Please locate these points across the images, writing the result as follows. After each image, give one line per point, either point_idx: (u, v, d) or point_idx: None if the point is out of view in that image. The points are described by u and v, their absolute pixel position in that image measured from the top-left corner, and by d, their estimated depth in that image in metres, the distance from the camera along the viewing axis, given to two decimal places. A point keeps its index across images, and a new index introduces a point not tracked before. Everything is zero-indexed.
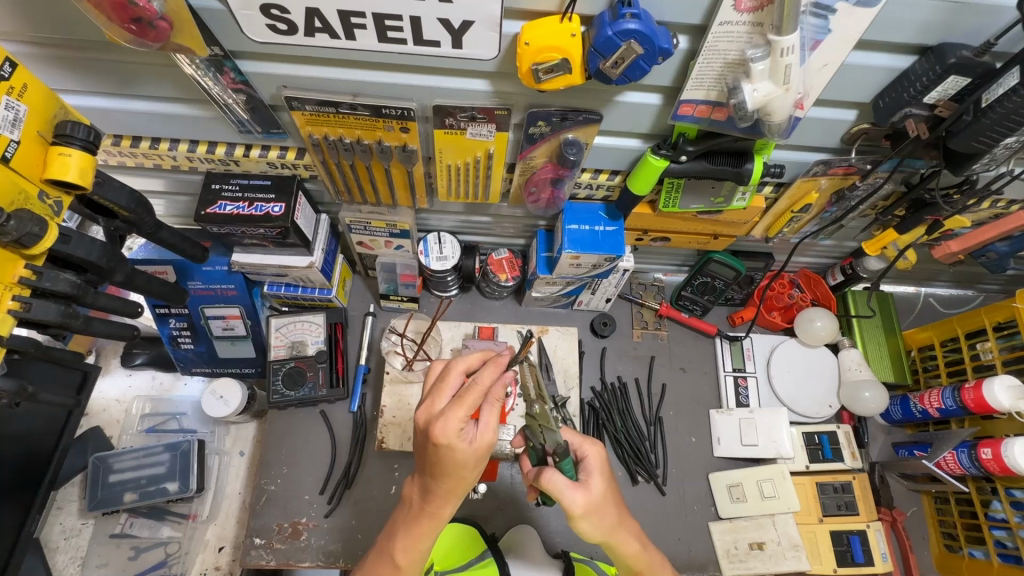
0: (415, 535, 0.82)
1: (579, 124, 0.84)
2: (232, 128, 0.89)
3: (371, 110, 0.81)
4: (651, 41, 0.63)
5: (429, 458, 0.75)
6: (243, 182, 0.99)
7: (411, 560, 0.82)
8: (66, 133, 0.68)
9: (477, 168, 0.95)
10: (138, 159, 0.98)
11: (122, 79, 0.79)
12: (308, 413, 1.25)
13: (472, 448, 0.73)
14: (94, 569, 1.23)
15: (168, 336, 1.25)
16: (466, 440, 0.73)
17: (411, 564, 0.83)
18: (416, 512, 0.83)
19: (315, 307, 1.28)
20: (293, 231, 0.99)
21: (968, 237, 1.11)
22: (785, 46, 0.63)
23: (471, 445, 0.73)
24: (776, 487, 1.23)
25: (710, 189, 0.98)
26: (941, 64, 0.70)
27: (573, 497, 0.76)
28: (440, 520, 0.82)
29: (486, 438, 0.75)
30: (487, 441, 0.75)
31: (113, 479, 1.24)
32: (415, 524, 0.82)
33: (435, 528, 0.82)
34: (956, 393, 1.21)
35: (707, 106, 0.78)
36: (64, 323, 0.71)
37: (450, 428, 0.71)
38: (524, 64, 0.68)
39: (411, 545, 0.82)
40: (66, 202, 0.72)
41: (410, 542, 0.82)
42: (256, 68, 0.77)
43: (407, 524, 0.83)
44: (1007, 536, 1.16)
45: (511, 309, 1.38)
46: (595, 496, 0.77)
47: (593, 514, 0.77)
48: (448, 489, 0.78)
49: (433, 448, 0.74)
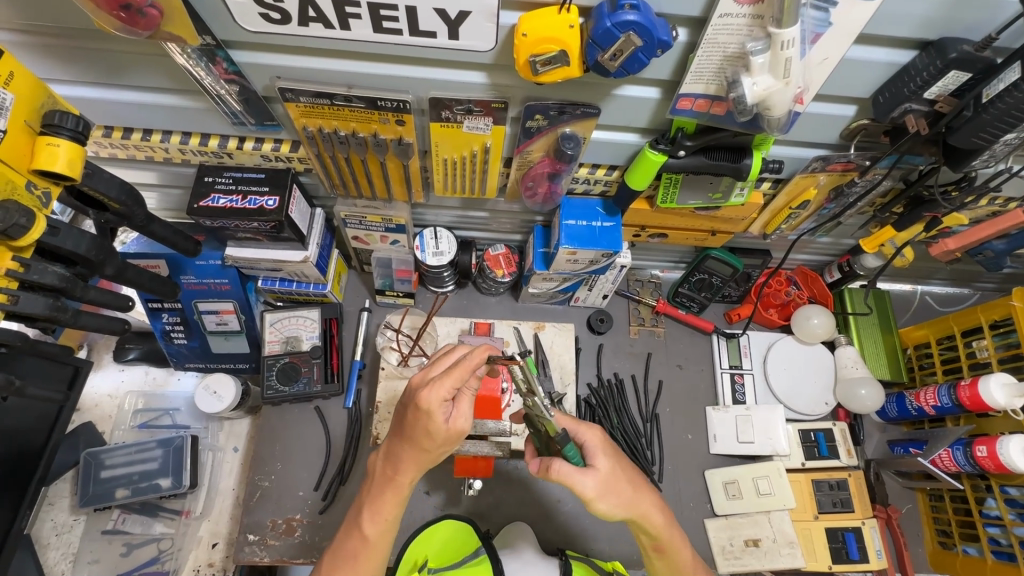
0: (382, 506, 0.84)
1: (576, 117, 0.83)
2: (225, 120, 0.88)
3: (366, 102, 0.80)
4: (650, 32, 0.63)
5: (407, 425, 0.78)
6: (237, 174, 0.98)
7: (379, 532, 0.84)
8: (54, 123, 0.66)
9: (474, 162, 0.94)
10: (130, 151, 0.97)
11: (113, 68, 0.78)
12: (303, 408, 1.24)
13: (447, 427, 0.77)
14: (86, 565, 1.22)
15: (160, 331, 1.23)
16: (443, 416, 0.76)
17: (378, 536, 0.84)
18: (383, 482, 0.84)
19: (310, 302, 1.27)
20: (288, 225, 0.98)
21: (965, 235, 1.10)
22: (785, 38, 0.63)
23: (447, 423, 0.77)
24: (772, 484, 1.22)
25: (708, 185, 0.98)
26: (942, 59, 0.69)
27: (586, 484, 0.78)
28: (404, 494, 0.84)
29: (459, 422, 0.78)
30: (461, 425, 0.78)
31: (105, 475, 1.23)
32: (382, 497, 0.84)
33: (399, 501, 0.84)
34: (952, 391, 1.21)
35: (706, 100, 0.77)
36: (53, 317, 0.70)
37: (433, 397, 0.75)
38: (521, 56, 0.67)
39: (377, 517, 0.84)
40: (55, 193, 0.71)
41: (376, 514, 0.84)
42: (249, 59, 0.76)
43: (376, 499, 0.84)
44: (1001, 533, 1.16)
45: (508, 305, 1.37)
46: (604, 476, 0.80)
47: (607, 494, 0.80)
48: (413, 460, 0.81)
49: (412, 416, 0.77)
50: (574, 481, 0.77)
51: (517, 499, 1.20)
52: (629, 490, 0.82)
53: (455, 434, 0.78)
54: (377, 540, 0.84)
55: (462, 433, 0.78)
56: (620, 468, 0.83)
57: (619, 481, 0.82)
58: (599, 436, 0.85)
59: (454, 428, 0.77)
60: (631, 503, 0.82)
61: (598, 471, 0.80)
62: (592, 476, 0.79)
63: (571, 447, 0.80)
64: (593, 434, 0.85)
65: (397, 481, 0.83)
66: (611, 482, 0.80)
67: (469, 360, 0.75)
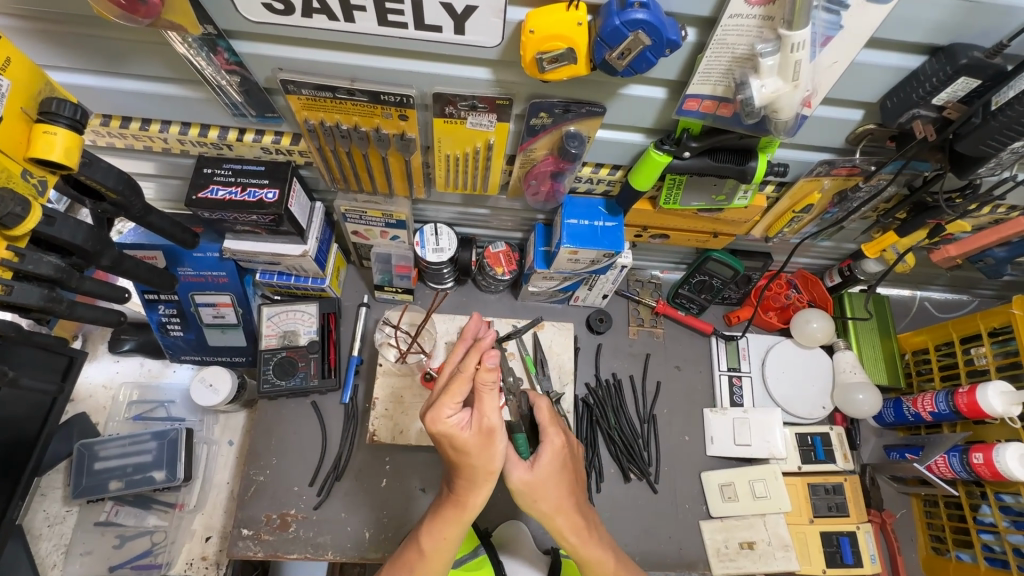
0: (442, 521, 0.81)
1: (581, 116, 0.82)
2: (225, 111, 0.87)
3: (369, 96, 0.79)
4: (659, 32, 0.62)
5: (440, 447, 0.79)
6: (236, 166, 0.97)
7: (434, 549, 0.81)
8: (51, 110, 0.65)
9: (477, 159, 0.93)
10: (128, 140, 0.95)
11: (111, 56, 0.77)
12: (299, 403, 1.23)
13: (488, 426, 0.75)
14: (77, 557, 1.21)
15: (157, 323, 1.22)
16: (464, 426, 0.74)
17: (436, 553, 0.81)
18: (445, 500, 0.83)
19: (308, 296, 1.26)
20: (287, 218, 0.97)
21: (967, 241, 1.12)
22: (795, 41, 0.62)
23: (473, 430, 0.74)
24: (767, 487, 1.24)
25: (712, 187, 0.97)
26: (953, 65, 0.68)
27: (517, 473, 0.81)
28: (466, 510, 0.80)
29: (485, 421, 0.75)
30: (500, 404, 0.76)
31: (99, 467, 1.22)
32: (447, 520, 0.81)
33: (460, 520, 0.80)
34: (950, 397, 1.21)
35: (713, 102, 0.76)
36: (47, 308, 0.69)
37: (491, 405, 0.75)
38: (527, 53, 0.66)
39: (437, 534, 0.81)
40: (51, 181, 0.70)
41: (435, 528, 0.81)
42: (252, 50, 0.75)
43: (439, 518, 0.82)
44: (994, 540, 1.16)
45: (506, 303, 1.36)
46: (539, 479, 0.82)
47: (536, 495, 0.82)
48: (484, 470, 0.77)
49: (471, 439, 0.74)
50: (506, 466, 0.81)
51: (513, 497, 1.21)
52: (559, 498, 0.83)
53: (490, 437, 0.75)
54: (439, 556, 0.81)
55: (502, 432, 0.75)
56: (562, 483, 0.83)
57: (552, 488, 0.82)
58: (558, 445, 0.84)
59: (485, 429, 0.74)
60: (557, 511, 0.83)
61: (533, 468, 0.82)
62: (524, 469, 0.81)
63: (521, 437, 0.83)
64: (556, 441, 0.84)
65: (453, 497, 0.81)
66: (541, 487, 0.81)
67: (460, 367, 0.75)
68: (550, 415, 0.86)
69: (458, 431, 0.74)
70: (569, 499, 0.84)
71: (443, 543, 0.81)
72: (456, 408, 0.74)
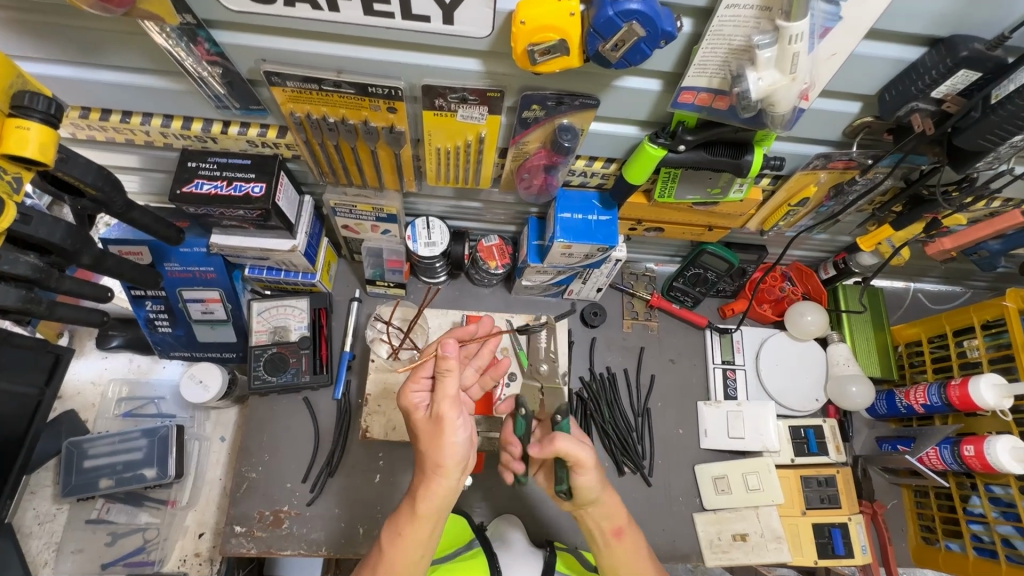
0: (397, 520, 0.78)
1: (575, 109, 0.80)
2: (208, 103, 0.84)
3: (357, 88, 0.77)
4: (653, 23, 0.60)
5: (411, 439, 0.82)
6: (221, 160, 0.94)
7: (391, 549, 0.76)
8: (24, 104, 0.63)
9: (468, 152, 0.91)
10: (109, 133, 0.93)
11: (86, 47, 0.74)
12: (290, 399, 1.22)
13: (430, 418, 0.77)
14: (69, 555, 1.20)
15: (144, 319, 1.20)
16: (421, 408, 0.80)
17: (394, 556, 0.76)
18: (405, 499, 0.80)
19: (298, 291, 1.25)
20: (275, 213, 0.95)
21: (963, 234, 1.09)
22: (793, 32, 0.61)
23: (426, 415, 0.79)
24: (761, 480, 1.22)
25: (707, 180, 0.95)
26: (953, 57, 0.67)
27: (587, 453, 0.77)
28: (420, 508, 0.76)
29: (437, 409, 0.76)
30: (452, 393, 0.76)
31: (88, 465, 1.21)
32: (406, 515, 0.77)
33: (415, 517, 0.76)
34: (942, 390, 1.21)
35: (709, 94, 0.75)
36: (26, 309, 0.67)
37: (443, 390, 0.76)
38: (519, 44, 0.64)
39: (395, 532, 0.77)
40: (27, 178, 0.67)
41: (391, 529, 0.78)
42: (232, 40, 0.72)
43: (402, 513, 0.78)
44: (983, 530, 1.18)
45: (500, 298, 1.35)
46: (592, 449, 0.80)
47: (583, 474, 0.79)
48: (433, 460, 0.76)
49: (428, 424, 0.77)
50: (580, 446, 0.77)
51: (507, 493, 1.21)
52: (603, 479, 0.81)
53: (440, 426, 0.76)
54: (396, 562, 0.76)
55: (452, 422, 0.75)
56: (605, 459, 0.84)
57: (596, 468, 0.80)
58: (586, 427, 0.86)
59: (434, 415, 0.76)
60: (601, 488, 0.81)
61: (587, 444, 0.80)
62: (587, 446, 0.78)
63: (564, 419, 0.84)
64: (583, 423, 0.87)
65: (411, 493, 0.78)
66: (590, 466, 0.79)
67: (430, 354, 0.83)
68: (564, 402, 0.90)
69: (413, 411, 0.80)
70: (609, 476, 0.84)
71: (400, 543, 0.76)
72: (422, 389, 0.82)
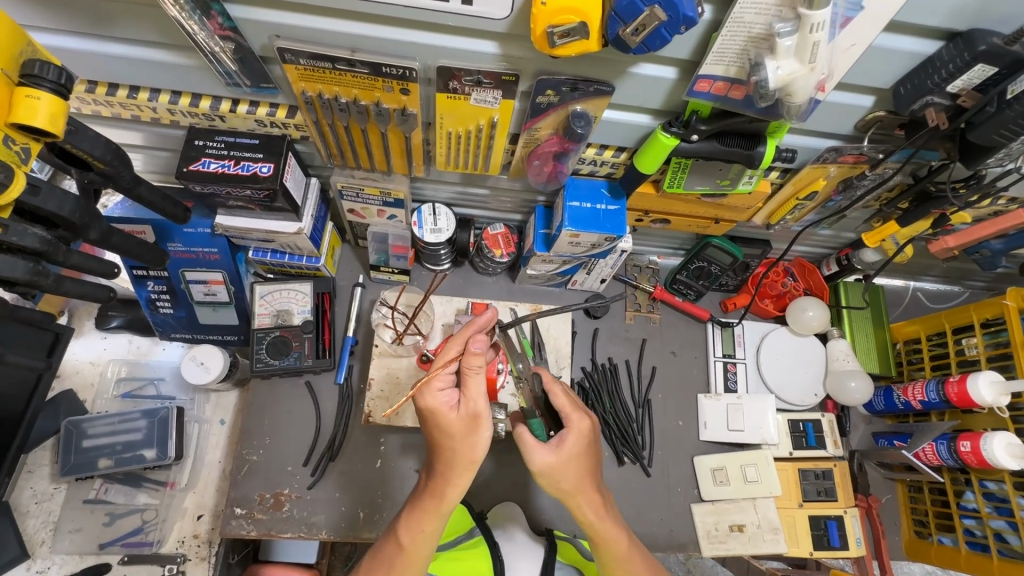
0: (419, 515, 0.80)
1: (589, 95, 0.80)
2: (218, 80, 0.83)
3: (371, 68, 0.76)
4: (675, 7, 0.60)
5: (427, 428, 0.80)
6: (229, 139, 0.93)
7: (412, 544, 0.79)
8: (34, 73, 0.62)
9: (479, 137, 0.90)
10: (115, 108, 0.92)
11: (97, 17, 0.73)
12: (293, 383, 1.21)
13: (457, 417, 0.77)
14: (66, 534, 1.20)
15: (146, 300, 1.19)
16: (452, 407, 0.78)
17: (415, 549, 0.79)
18: (423, 493, 0.81)
19: (302, 275, 1.24)
20: (282, 193, 0.95)
21: (966, 233, 1.09)
22: (815, 21, 0.61)
23: (460, 413, 0.77)
24: (759, 472, 1.24)
25: (717, 172, 0.95)
26: (970, 51, 0.67)
27: (540, 456, 0.80)
28: (444, 502, 0.79)
29: (472, 406, 0.77)
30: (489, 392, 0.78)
31: (87, 445, 1.20)
32: (430, 513, 0.79)
33: (438, 512, 0.79)
34: (940, 386, 1.21)
35: (725, 83, 0.74)
36: (33, 282, 0.66)
37: (477, 391, 0.77)
38: (538, 26, 0.63)
39: (416, 527, 0.80)
40: (35, 149, 0.66)
41: (414, 522, 0.80)
42: (246, 14, 0.71)
43: (423, 511, 0.80)
44: (976, 525, 1.19)
45: (503, 286, 1.35)
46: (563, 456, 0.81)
47: (556, 476, 0.81)
48: (466, 459, 0.77)
49: (463, 428, 0.77)
50: (529, 450, 0.81)
51: (508, 480, 1.22)
52: (579, 480, 0.82)
53: (475, 425, 0.77)
54: (415, 556, 0.79)
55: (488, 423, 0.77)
56: (581, 464, 0.83)
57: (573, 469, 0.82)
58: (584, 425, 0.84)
59: (471, 414, 0.77)
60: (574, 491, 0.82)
61: (556, 450, 0.81)
62: (547, 451, 0.81)
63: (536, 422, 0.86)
64: (580, 423, 0.84)
65: (431, 487, 0.80)
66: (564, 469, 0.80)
67: (455, 345, 0.82)
68: (568, 400, 0.86)
69: (440, 412, 0.77)
70: (584, 480, 0.83)
71: (421, 537, 0.79)
72: (447, 383, 0.79)
